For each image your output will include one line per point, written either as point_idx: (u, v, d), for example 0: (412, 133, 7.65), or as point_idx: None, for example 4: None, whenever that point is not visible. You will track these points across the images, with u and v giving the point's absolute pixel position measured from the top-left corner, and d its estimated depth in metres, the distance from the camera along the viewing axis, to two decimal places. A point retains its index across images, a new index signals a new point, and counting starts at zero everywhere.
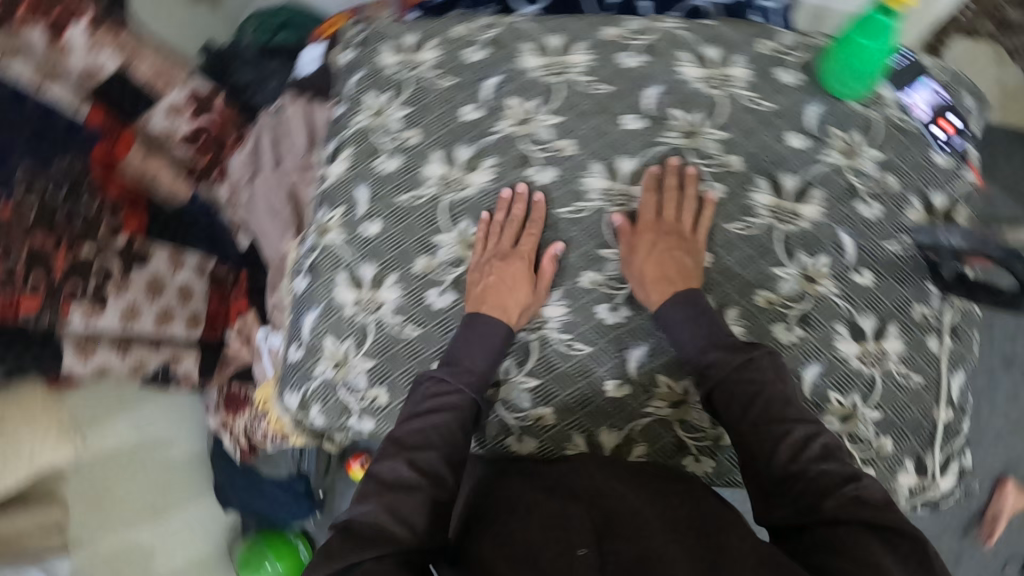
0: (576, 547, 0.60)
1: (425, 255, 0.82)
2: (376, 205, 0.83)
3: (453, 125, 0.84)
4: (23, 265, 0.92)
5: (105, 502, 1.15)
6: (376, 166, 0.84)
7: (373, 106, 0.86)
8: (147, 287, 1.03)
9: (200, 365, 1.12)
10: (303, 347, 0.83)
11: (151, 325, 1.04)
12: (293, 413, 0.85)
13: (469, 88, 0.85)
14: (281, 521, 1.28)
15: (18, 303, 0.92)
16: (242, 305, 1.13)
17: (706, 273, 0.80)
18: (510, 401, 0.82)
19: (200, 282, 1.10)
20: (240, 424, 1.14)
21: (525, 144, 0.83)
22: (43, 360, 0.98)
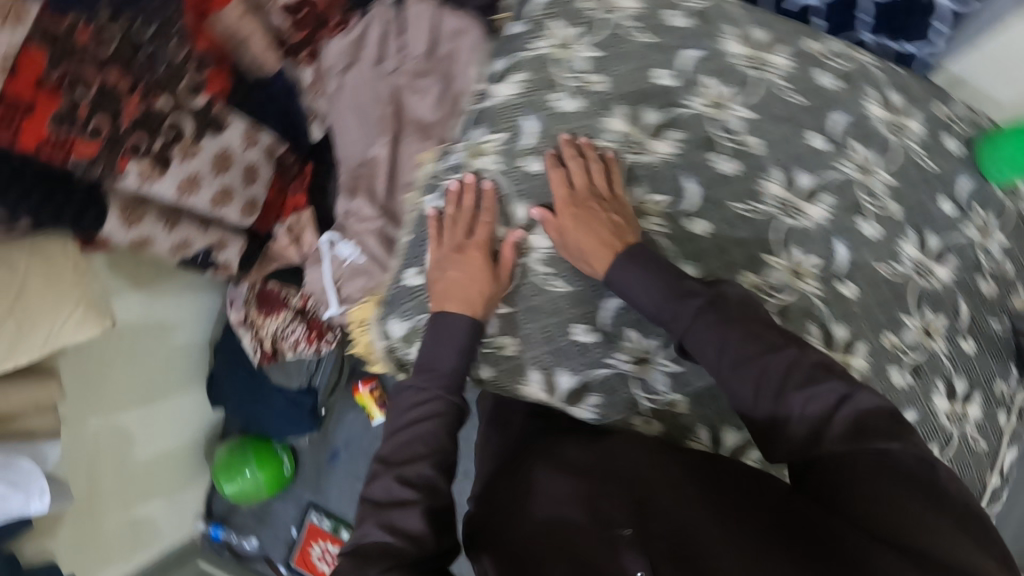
0: (622, 532, 0.62)
1: (591, 209, 0.82)
2: (545, 141, 0.83)
3: (644, 86, 0.83)
4: (91, 102, 0.79)
5: (101, 387, 1.01)
6: (552, 102, 0.84)
7: (561, 34, 0.85)
8: (214, 159, 0.93)
9: (243, 254, 1.03)
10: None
11: (207, 203, 0.94)
12: (391, 341, 0.87)
13: (660, 58, 0.84)
14: (274, 434, 1.21)
15: (73, 145, 0.79)
16: (300, 202, 1.06)
17: (849, 306, 0.79)
18: (646, 381, 0.86)
19: (267, 166, 1.00)
20: (269, 326, 1.06)
21: (714, 127, 0.82)
22: (81, 216, 0.85)
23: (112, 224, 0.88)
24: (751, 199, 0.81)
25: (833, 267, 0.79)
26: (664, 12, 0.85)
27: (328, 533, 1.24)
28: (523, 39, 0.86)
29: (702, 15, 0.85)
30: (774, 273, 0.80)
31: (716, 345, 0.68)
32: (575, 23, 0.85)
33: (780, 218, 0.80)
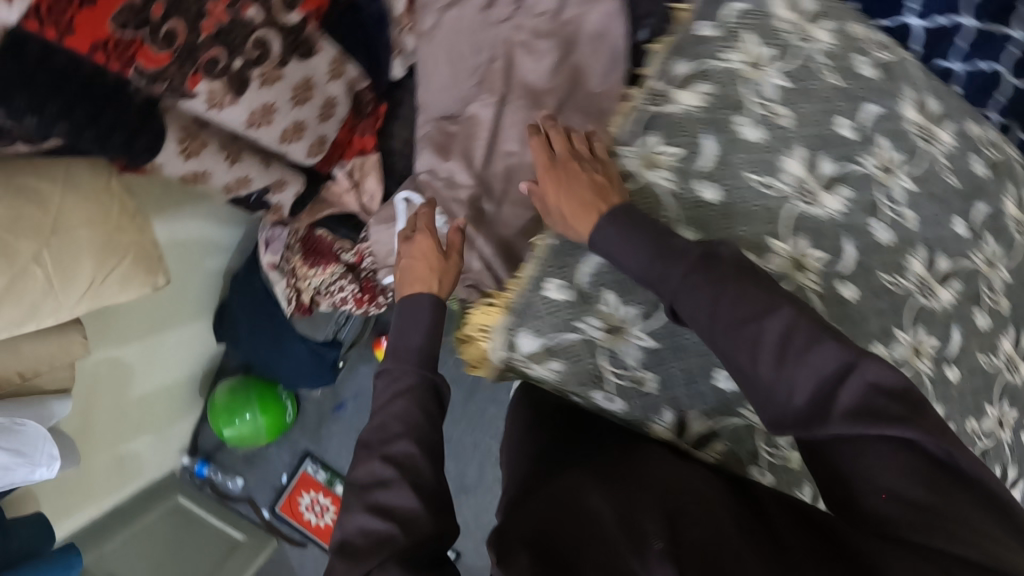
0: (650, 542, 0.48)
1: (754, 253, 0.65)
2: (720, 168, 0.67)
3: (826, 131, 0.68)
4: (166, 2, 0.66)
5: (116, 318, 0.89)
6: (736, 128, 0.67)
7: (750, 50, 0.69)
8: (294, 88, 0.84)
9: (298, 196, 0.95)
10: (571, 292, 0.65)
11: (276, 137, 0.86)
12: (516, 356, 0.66)
13: (844, 105, 0.69)
14: (285, 382, 1.13)
15: (138, 47, 0.66)
16: (368, 144, 0.99)
17: (949, 388, 0.70)
18: (616, 352, 0.65)
19: (345, 101, 0.92)
20: (312, 276, 0.99)
21: (880, 193, 0.68)
22: (133, 143, 0.73)
23: (168, 151, 0.76)
24: (898, 272, 0.68)
25: (946, 350, 0.70)
26: (852, 54, 0.70)
27: (322, 485, 1.18)
28: (708, 46, 0.70)
29: (889, 67, 0.71)
30: (899, 345, 0.68)
31: (710, 296, 0.53)
32: (766, 41, 0.69)
33: (919, 297, 0.69)
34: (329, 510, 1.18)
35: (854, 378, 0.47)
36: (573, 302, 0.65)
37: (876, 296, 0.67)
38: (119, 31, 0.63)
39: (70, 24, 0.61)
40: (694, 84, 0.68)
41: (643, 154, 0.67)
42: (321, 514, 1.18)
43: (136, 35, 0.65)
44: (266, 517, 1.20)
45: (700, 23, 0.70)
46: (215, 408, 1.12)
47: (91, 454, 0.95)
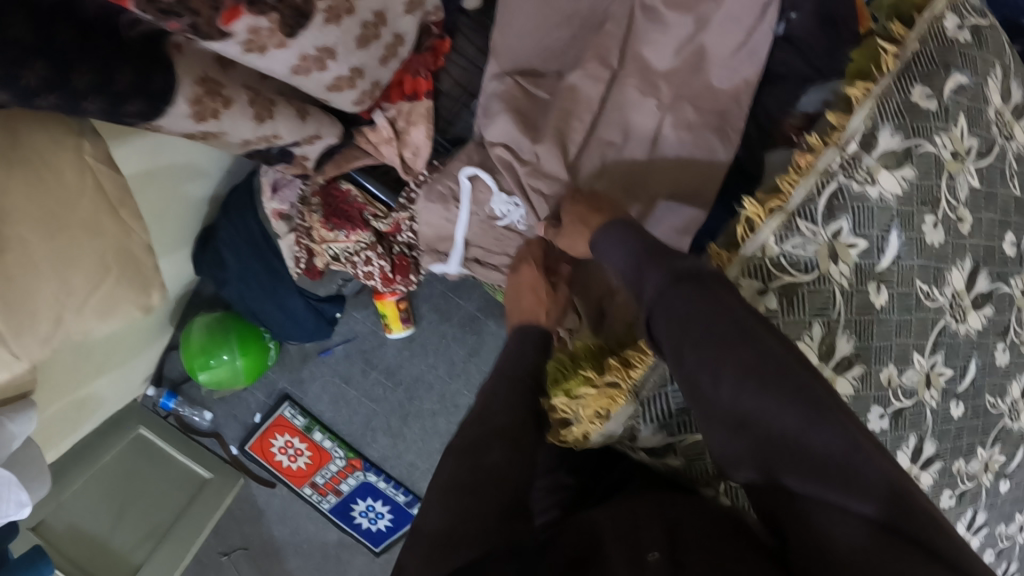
0: (646, 552, 0.45)
1: (897, 365, 0.59)
2: (898, 268, 0.58)
3: (994, 244, 0.63)
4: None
5: None
6: (924, 226, 0.58)
7: (959, 136, 0.59)
8: (362, 27, 0.65)
9: (329, 147, 0.77)
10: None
11: (323, 86, 0.67)
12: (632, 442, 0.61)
13: (1015, 216, 0.63)
14: (271, 327, 0.99)
15: None
16: (421, 88, 0.80)
17: (998, 497, 0.73)
18: None
19: (411, 37, 0.74)
20: (334, 239, 0.84)
21: (1015, 315, 0.66)
22: (128, 110, 0.52)
23: (176, 114, 0.57)
24: (999, 393, 0.67)
25: (1008, 465, 0.72)
26: None
27: (298, 431, 1.09)
28: (927, 122, 0.58)
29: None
30: (974, 461, 0.68)
31: (675, 317, 0.47)
32: (974, 130, 0.60)
33: (1005, 419, 0.69)
34: (304, 456, 1.09)
35: (834, 431, 0.42)
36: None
37: (974, 415, 0.66)
38: None
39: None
40: (901, 165, 0.57)
41: (830, 240, 0.56)
42: (294, 458, 1.10)
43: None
44: (233, 453, 1.11)
45: (916, 86, 0.58)
46: (187, 349, 0.98)
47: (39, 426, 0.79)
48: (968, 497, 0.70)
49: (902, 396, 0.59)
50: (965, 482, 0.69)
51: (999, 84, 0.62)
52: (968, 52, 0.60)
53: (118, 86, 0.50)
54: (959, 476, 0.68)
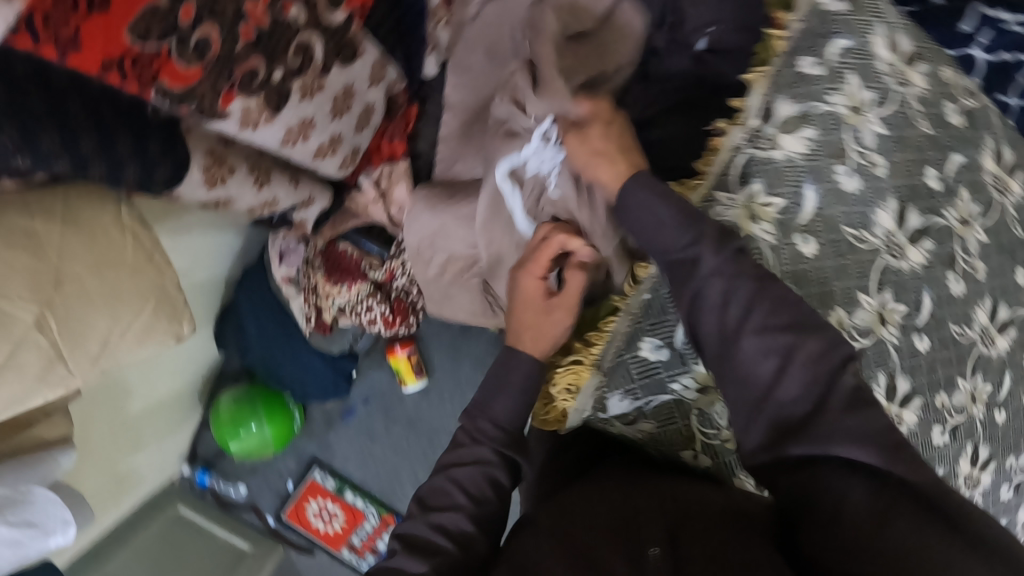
0: (647, 548, 0.54)
1: (842, 308, 0.64)
2: (818, 220, 0.64)
3: (916, 182, 0.67)
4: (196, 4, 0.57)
5: None
6: (837, 176, 0.64)
7: (853, 92, 0.65)
8: (334, 99, 0.74)
9: (322, 212, 0.86)
10: (670, 351, 0.63)
11: (309, 153, 0.76)
12: (607, 416, 0.67)
13: (932, 155, 0.68)
14: (295, 390, 1.08)
15: (163, 63, 0.57)
16: (398, 150, 0.88)
17: (997, 428, 0.74)
18: (708, 415, 0.64)
19: (381, 108, 0.82)
20: (335, 294, 0.94)
21: (957, 245, 0.69)
22: (155, 175, 0.64)
23: (191, 181, 0.68)
24: (964, 322, 0.70)
25: (997, 395, 0.73)
26: (943, 100, 0.69)
27: (331, 493, 1.13)
28: (815, 86, 0.65)
29: (971, 113, 0.71)
30: (957, 393, 0.71)
31: (719, 294, 0.54)
32: (867, 84, 0.66)
33: (979, 346, 0.72)
34: (338, 518, 1.13)
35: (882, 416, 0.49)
36: (672, 362, 0.63)
37: (943, 346, 0.69)
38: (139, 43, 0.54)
39: (75, 38, 0.52)
40: (799, 130, 0.64)
41: (747, 204, 0.64)
42: (330, 521, 1.13)
43: (160, 47, 0.56)
44: (271, 524, 1.15)
45: (801, 59, 0.65)
46: (217, 421, 1.06)
47: (83, 481, 0.87)
48: (961, 429, 0.71)
49: (858, 337, 0.65)
50: (953, 413, 0.70)
51: (886, 35, 0.67)
52: (847, 17, 0.66)
53: (148, 157, 0.62)
54: (945, 410, 0.70)
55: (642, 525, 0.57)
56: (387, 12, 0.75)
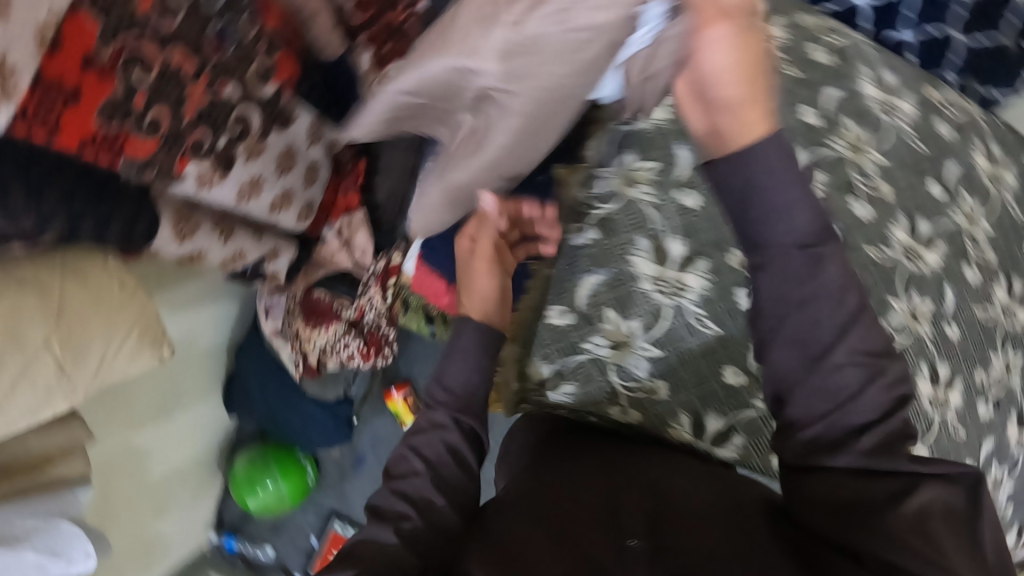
0: (627, 539, 0.55)
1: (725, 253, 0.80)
2: (694, 174, 0.82)
3: (789, 121, 0.73)
4: (148, 88, 0.66)
5: (113, 404, 0.90)
6: (675, 154, 0.83)
7: None
8: (278, 157, 0.81)
9: (291, 262, 0.92)
10: (575, 316, 0.85)
11: (265, 208, 0.83)
12: (545, 376, 0.88)
13: (805, 95, 0.75)
14: (302, 441, 1.13)
15: (126, 140, 0.67)
16: (353, 202, 0.93)
17: (952, 345, 0.72)
18: (625, 367, 0.84)
19: (326, 164, 0.88)
20: (315, 339, 0.99)
21: (852, 170, 0.72)
22: (135, 232, 0.73)
23: (162, 237, 0.76)
24: (881, 242, 0.71)
25: (942, 310, 0.72)
26: (808, 44, 0.78)
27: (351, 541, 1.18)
28: None
29: (842, 53, 0.78)
30: (895, 315, 0.70)
31: (793, 269, 0.49)
32: None
33: (907, 264, 0.71)
34: None
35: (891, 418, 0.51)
36: (577, 323, 0.85)
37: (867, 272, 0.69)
38: (105, 125, 0.64)
39: (57, 123, 0.61)
40: (636, 155, 0.84)
41: (621, 178, 0.84)
42: None
43: (121, 127, 0.65)
44: None
45: None
46: (235, 480, 1.13)
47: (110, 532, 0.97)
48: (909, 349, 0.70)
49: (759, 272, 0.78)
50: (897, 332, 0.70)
51: None
52: None
53: (125, 216, 0.72)
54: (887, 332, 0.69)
55: (625, 513, 0.58)
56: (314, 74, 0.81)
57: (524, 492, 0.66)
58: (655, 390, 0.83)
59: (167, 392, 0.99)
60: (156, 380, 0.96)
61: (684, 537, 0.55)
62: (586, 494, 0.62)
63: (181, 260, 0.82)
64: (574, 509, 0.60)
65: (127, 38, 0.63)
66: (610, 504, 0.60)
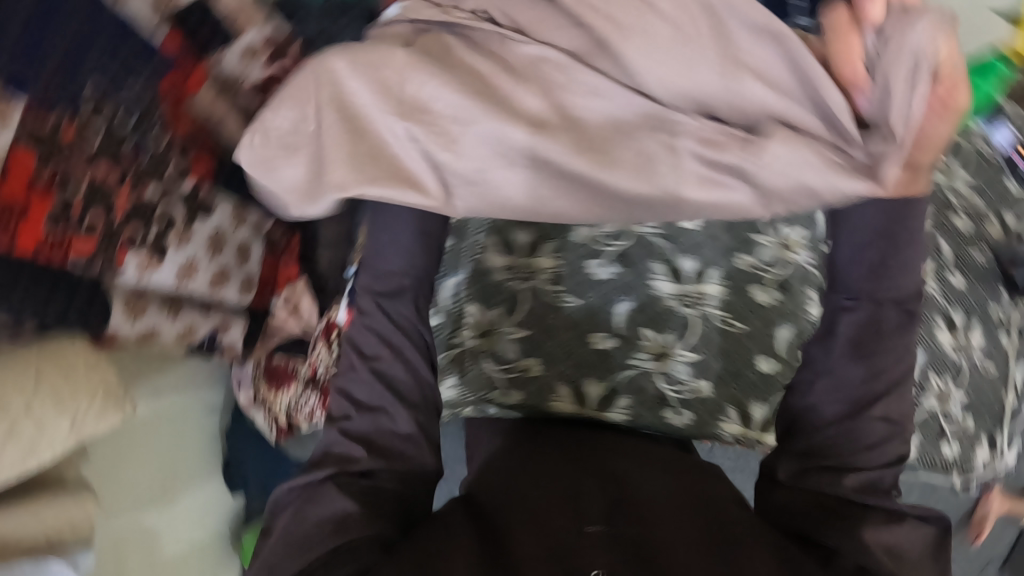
0: (588, 525, 0.64)
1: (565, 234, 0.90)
2: None
3: None
4: (82, 199, 0.78)
5: (114, 486, 0.99)
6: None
7: None
8: (208, 239, 0.90)
9: (245, 333, 1.00)
10: (443, 314, 0.92)
11: (205, 285, 0.92)
12: None
13: None
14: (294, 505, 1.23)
15: (70, 243, 0.77)
16: (292, 273, 1.03)
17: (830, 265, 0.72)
18: (498, 352, 0.92)
19: (257, 243, 0.97)
20: (282, 401, 1.04)
21: None
22: (91, 318, 0.82)
23: (116, 320, 0.85)
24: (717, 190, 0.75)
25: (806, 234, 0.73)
26: None
27: None
28: None
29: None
30: None
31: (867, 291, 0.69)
32: None
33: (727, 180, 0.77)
34: None
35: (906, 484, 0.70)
36: (446, 323, 0.92)
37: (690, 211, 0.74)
38: (51, 231, 0.75)
39: (12, 242, 0.73)
40: None
41: None
42: None
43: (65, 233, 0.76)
44: None
45: None
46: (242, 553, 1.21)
47: None
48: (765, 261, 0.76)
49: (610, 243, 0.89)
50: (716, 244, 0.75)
51: None
52: None
53: (79, 308, 0.81)
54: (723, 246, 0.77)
55: (594, 503, 0.69)
56: (232, 167, 0.91)
57: (496, 493, 0.75)
58: (523, 363, 0.91)
59: (164, 472, 1.07)
60: (151, 458, 1.05)
61: (638, 524, 0.65)
62: (564, 488, 0.71)
63: (137, 342, 0.90)
64: (558, 501, 0.69)
65: (58, 165, 0.75)
66: (581, 496, 0.69)
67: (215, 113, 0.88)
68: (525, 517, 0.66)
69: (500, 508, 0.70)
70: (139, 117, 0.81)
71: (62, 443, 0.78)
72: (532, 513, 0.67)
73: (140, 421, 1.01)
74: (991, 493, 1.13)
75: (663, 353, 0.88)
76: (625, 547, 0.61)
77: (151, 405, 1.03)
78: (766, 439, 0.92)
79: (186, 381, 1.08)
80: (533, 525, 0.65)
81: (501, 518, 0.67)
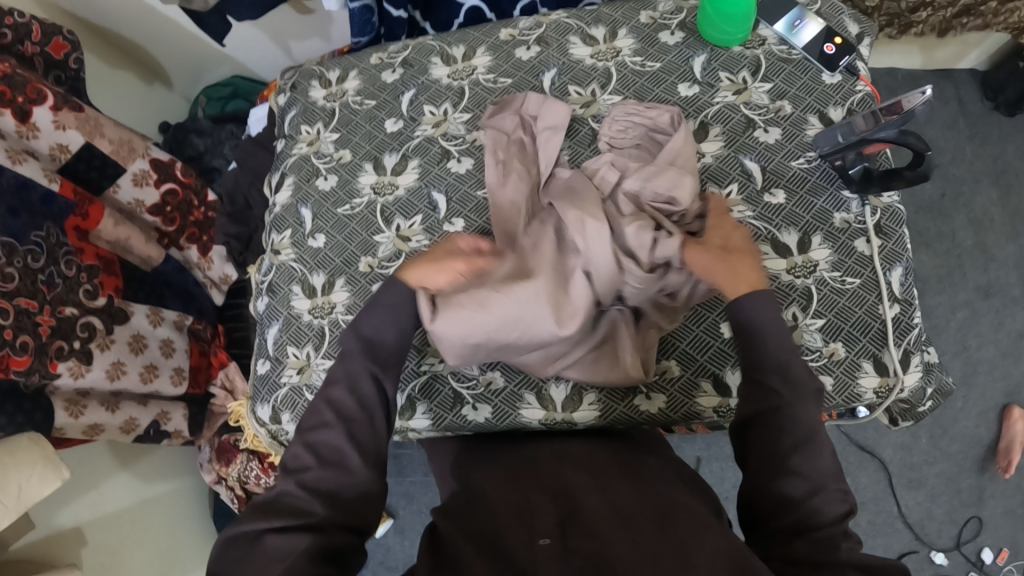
0: (539, 539, 0.55)
1: (367, 255, 0.88)
2: (319, 221, 0.91)
3: (379, 138, 0.93)
4: (12, 325, 0.86)
5: (113, 564, 1.06)
6: (317, 186, 0.93)
7: (308, 135, 0.96)
8: (129, 343, 1.05)
9: (187, 417, 1.15)
10: (269, 360, 0.90)
11: (137, 380, 1.04)
12: (268, 426, 0.89)
13: (387, 110, 0.93)
14: None
15: (9, 361, 0.85)
16: (225, 358, 1.22)
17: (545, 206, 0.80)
18: (311, 384, 0.86)
19: (179, 337, 1.15)
20: (234, 473, 1.16)
21: (442, 141, 0.90)
22: (38, 421, 0.90)
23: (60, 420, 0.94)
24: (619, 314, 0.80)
25: None
26: (383, 70, 0.95)
27: None
28: (286, 155, 0.97)
29: (406, 62, 0.95)
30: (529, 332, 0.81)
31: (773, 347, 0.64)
32: (313, 121, 0.96)
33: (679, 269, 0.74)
34: None
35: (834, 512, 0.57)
36: (272, 365, 0.89)
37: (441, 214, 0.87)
38: None
39: None
40: (275, 233, 0.94)
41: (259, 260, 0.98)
42: None
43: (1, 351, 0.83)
44: None
45: (277, 142, 0.99)
46: None
47: None
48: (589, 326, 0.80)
49: (387, 264, 0.87)
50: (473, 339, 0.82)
51: (337, 72, 0.98)
52: (294, 94, 0.99)
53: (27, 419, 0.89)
54: None
55: (547, 508, 0.59)
56: (135, 282, 1.11)
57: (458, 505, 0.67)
58: None
59: (158, 560, 1.16)
60: (143, 548, 1.14)
61: (593, 533, 0.55)
62: (521, 496, 0.62)
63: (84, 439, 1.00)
64: (508, 513, 0.60)
65: None
66: (547, 498, 0.61)
67: (119, 237, 1.07)
68: (484, 525, 0.60)
69: (456, 518, 0.64)
70: (48, 255, 0.94)
71: (11, 509, 0.82)
72: (477, 525, 0.61)
73: (123, 513, 1.12)
74: (1011, 415, 1.20)
75: (449, 354, 0.83)
76: (585, 558, 0.52)
77: (125, 494, 1.14)
78: (576, 420, 0.79)
79: (152, 469, 1.22)
80: (480, 541, 0.58)
81: (452, 534, 0.61)
